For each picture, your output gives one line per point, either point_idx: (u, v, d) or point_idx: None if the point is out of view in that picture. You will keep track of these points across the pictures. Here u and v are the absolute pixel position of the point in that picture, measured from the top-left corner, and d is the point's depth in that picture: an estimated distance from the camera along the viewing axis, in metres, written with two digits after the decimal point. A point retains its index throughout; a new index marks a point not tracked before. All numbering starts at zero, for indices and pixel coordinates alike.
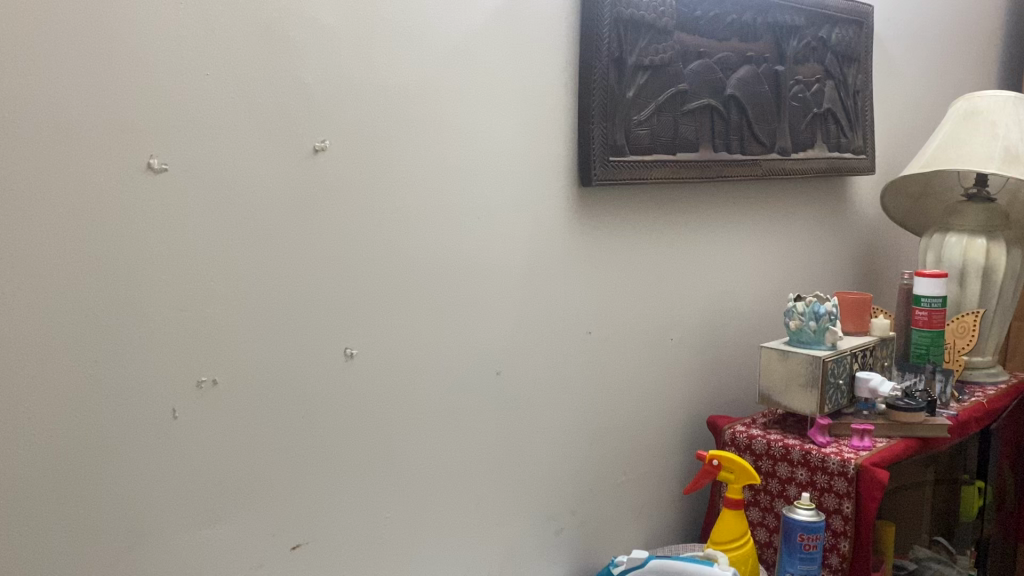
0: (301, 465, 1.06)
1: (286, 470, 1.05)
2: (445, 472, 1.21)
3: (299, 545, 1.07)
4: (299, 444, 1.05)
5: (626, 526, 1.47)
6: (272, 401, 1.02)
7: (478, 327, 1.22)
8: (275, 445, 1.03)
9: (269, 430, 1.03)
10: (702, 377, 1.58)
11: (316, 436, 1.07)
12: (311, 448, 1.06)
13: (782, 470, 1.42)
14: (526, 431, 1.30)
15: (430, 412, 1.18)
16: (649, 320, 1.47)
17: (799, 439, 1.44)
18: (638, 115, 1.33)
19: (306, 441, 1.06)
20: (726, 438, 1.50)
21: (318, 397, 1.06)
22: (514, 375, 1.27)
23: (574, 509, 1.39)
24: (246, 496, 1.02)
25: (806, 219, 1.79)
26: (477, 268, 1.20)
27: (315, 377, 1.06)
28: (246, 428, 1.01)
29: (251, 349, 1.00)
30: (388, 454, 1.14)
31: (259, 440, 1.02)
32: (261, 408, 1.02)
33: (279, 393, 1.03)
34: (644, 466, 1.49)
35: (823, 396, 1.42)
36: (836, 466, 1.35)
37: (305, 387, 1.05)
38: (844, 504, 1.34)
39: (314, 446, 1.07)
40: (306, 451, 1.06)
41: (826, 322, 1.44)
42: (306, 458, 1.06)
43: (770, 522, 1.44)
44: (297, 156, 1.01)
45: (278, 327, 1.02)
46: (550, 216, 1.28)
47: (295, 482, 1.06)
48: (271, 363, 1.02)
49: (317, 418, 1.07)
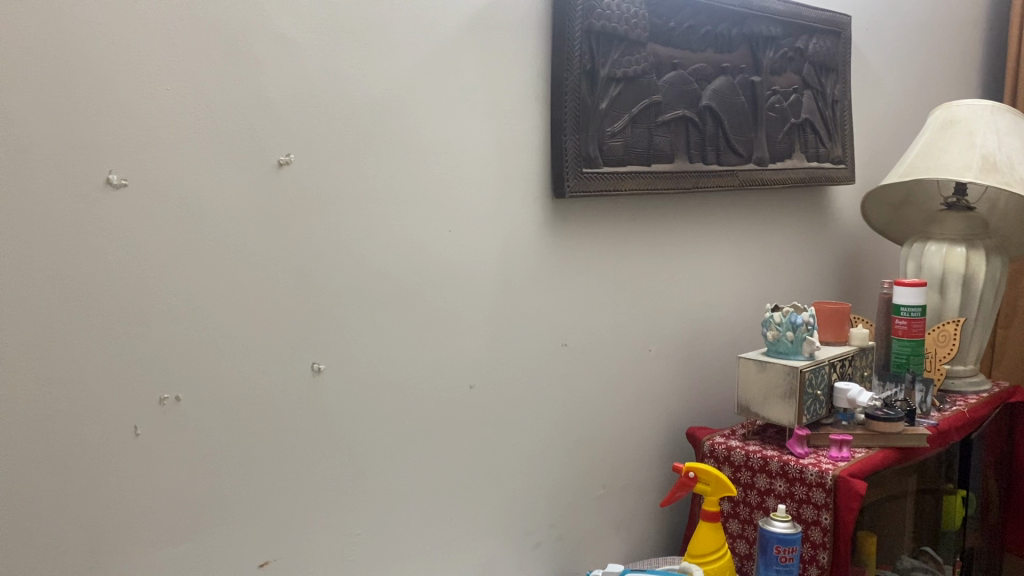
0: (270, 481, 1.05)
1: (254, 487, 1.04)
2: (419, 487, 1.20)
3: (268, 563, 1.06)
4: (268, 460, 1.05)
5: (604, 539, 1.47)
6: (239, 417, 1.02)
7: (451, 340, 1.21)
8: (242, 461, 1.03)
9: (236, 447, 1.02)
10: (682, 388, 1.58)
11: (285, 451, 1.06)
12: (281, 464, 1.06)
13: (761, 481, 1.42)
14: (500, 446, 1.30)
15: (403, 426, 1.17)
16: (625, 332, 1.46)
17: (777, 450, 1.43)
18: (611, 126, 1.33)
19: (275, 456, 1.05)
20: (706, 450, 1.49)
21: (287, 413, 1.06)
22: (489, 388, 1.27)
23: (552, 522, 1.38)
24: (214, 514, 1.01)
25: (785, 229, 1.79)
26: (449, 281, 1.20)
27: (284, 392, 1.05)
28: (211, 445, 1.00)
29: (216, 364, 0.99)
30: (360, 469, 1.13)
31: (226, 457, 1.01)
32: (227, 424, 1.01)
33: (246, 409, 1.02)
34: (623, 479, 1.49)
35: (801, 406, 1.41)
36: (814, 477, 1.34)
37: (273, 402, 1.05)
38: (822, 515, 1.33)
39: (283, 462, 1.06)
40: (275, 467, 1.05)
41: (803, 332, 1.43)
42: (275, 474, 1.06)
43: (750, 534, 1.43)
44: (262, 170, 1.01)
45: (244, 341, 1.01)
46: (523, 228, 1.28)
47: (263, 500, 1.05)
48: (238, 377, 1.01)
49: (286, 433, 1.06)
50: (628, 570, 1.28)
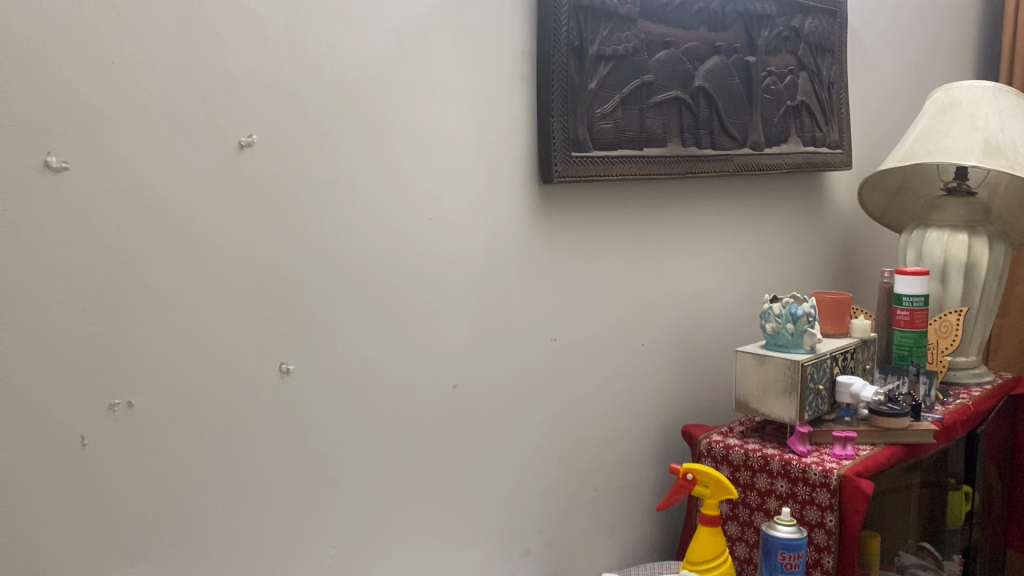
0: (236, 492, 0.97)
1: (218, 500, 0.96)
2: (399, 495, 1.12)
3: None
4: (233, 469, 0.96)
5: (597, 544, 1.39)
6: (200, 423, 0.93)
7: (431, 337, 1.13)
8: (204, 471, 0.94)
9: (197, 456, 0.93)
10: (676, 384, 1.51)
11: (252, 458, 0.98)
12: (248, 473, 0.98)
13: (761, 481, 1.34)
14: (487, 448, 1.22)
15: (381, 429, 1.09)
16: (617, 326, 1.39)
17: (778, 448, 1.36)
18: (601, 107, 1.25)
19: (240, 465, 0.97)
20: (702, 449, 1.42)
21: (253, 416, 0.98)
22: (473, 387, 1.19)
23: (542, 528, 1.30)
24: (173, 529, 0.92)
25: (781, 216, 1.72)
26: (429, 273, 1.12)
27: (250, 393, 0.97)
28: (168, 454, 0.91)
29: (173, 366, 0.91)
30: (333, 477, 1.05)
31: (185, 468, 0.93)
32: (186, 432, 0.92)
33: (207, 414, 0.94)
34: (616, 481, 1.42)
35: (802, 402, 1.34)
36: (818, 477, 1.28)
37: (238, 405, 0.96)
38: (827, 517, 1.27)
39: (250, 471, 0.98)
40: (241, 476, 0.97)
41: (804, 324, 1.36)
42: (240, 484, 0.97)
43: (750, 537, 1.36)
44: (222, 152, 0.92)
45: (204, 341, 0.93)
46: (508, 214, 1.20)
47: (228, 512, 0.96)
48: (198, 379, 0.93)
49: (252, 439, 0.98)
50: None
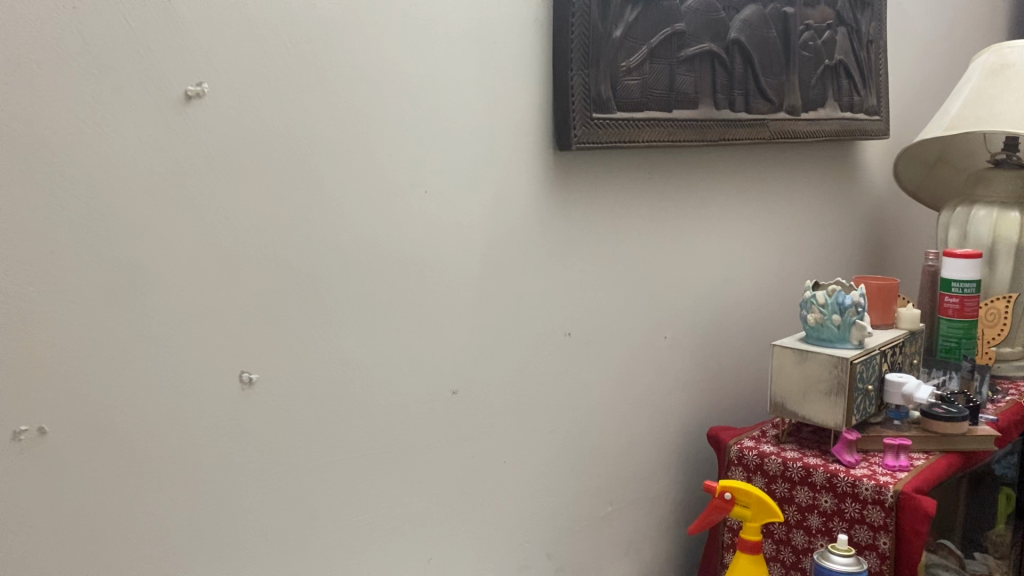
0: (187, 528, 0.79)
1: (161, 540, 0.77)
2: (390, 524, 0.94)
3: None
4: (183, 501, 0.78)
5: (612, 564, 1.23)
6: (136, 447, 0.75)
7: (426, 335, 0.95)
8: (145, 506, 0.76)
9: (138, 487, 0.76)
10: (700, 382, 1.34)
11: (206, 487, 0.80)
12: (202, 506, 0.80)
13: (802, 495, 1.18)
14: (491, 463, 1.04)
15: (368, 446, 0.91)
16: (637, 317, 1.21)
17: (821, 457, 1.19)
18: (626, 61, 1.06)
19: (191, 496, 0.79)
20: (732, 456, 1.25)
21: (209, 436, 0.79)
22: (476, 391, 1.01)
23: (552, 551, 1.14)
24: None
25: (814, 191, 1.54)
26: (424, 258, 0.93)
27: (203, 408, 0.79)
28: (98, 487, 0.73)
29: (103, 375, 0.73)
30: (309, 505, 0.87)
31: (120, 504, 0.75)
32: (118, 460, 0.74)
33: (149, 434, 0.76)
34: (633, 493, 1.25)
35: (850, 405, 1.17)
36: (870, 493, 1.11)
37: (188, 423, 0.78)
38: (880, 539, 1.10)
39: (203, 502, 0.80)
40: (192, 509, 0.79)
41: (852, 315, 1.19)
42: (193, 519, 0.79)
43: (787, 557, 1.20)
44: (158, 105, 0.74)
45: (143, 345, 0.75)
46: (517, 188, 1.01)
47: (177, 552, 0.79)
48: (137, 392, 0.75)
49: (209, 463, 0.80)
50: None
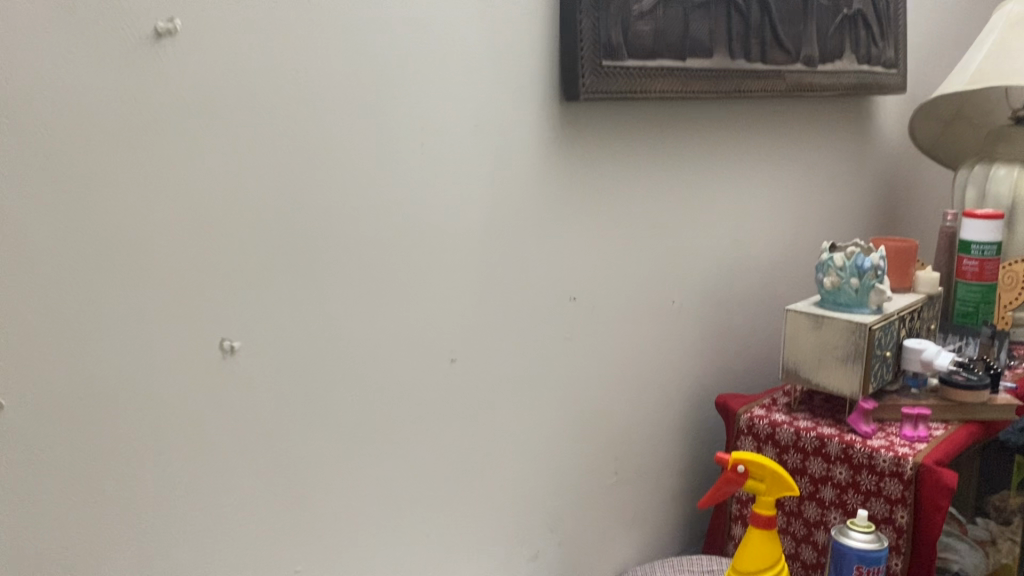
0: (168, 509, 0.73)
1: (132, 517, 0.71)
2: (385, 499, 0.89)
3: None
4: (163, 480, 0.73)
5: (614, 535, 1.19)
6: (104, 420, 0.69)
7: (423, 299, 0.89)
8: (120, 487, 0.70)
9: (111, 466, 0.70)
10: (708, 348, 1.28)
11: (188, 465, 0.74)
12: (180, 482, 0.74)
13: (815, 467, 1.13)
14: (492, 434, 0.99)
15: (361, 418, 0.86)
16: (645, 280, 1.15)
17: (835, 426, 1.14)
18: (639, 4, 0.98)
19: (171, 474, 0.73)
20: (741, 425, 1.20)
21: (189, 411, 0.74)
22: (476, 359, 0.95)
23: (555, 524, 1.09)
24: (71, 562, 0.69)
25: (828, 149, 1.47)
26: (420, 216, 0.87)
27: (182, 380, 0.73)
28: (69, 467, 0.68)
29: (70, 345, 0.67)
30: (295, 478, 0.82)
31: (93, 486, 0.69)
32: (84, 433, 0.68)
33: (123, 408, 0.70)
34: (638, 463, 1.20)
35: (867, 373, 1.11)
36: (888, 465, 1.06)
37: (165, 396, 0.72)
38: (897, 513, 1.05)
39: (185, 481, 0.74)
40: (173, 488, 0.73)
41: (871, 279, 1.13)
42: (174, 500, 0.74)
43: (798, 530, 1.15)
44: (124, 44, 0.66)
45: (115, 313, 0.68)
46: (520, 142, 0.94)
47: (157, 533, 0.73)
48: (109, 363, 0.69)
49: (189, 439, 0.74)
50: None
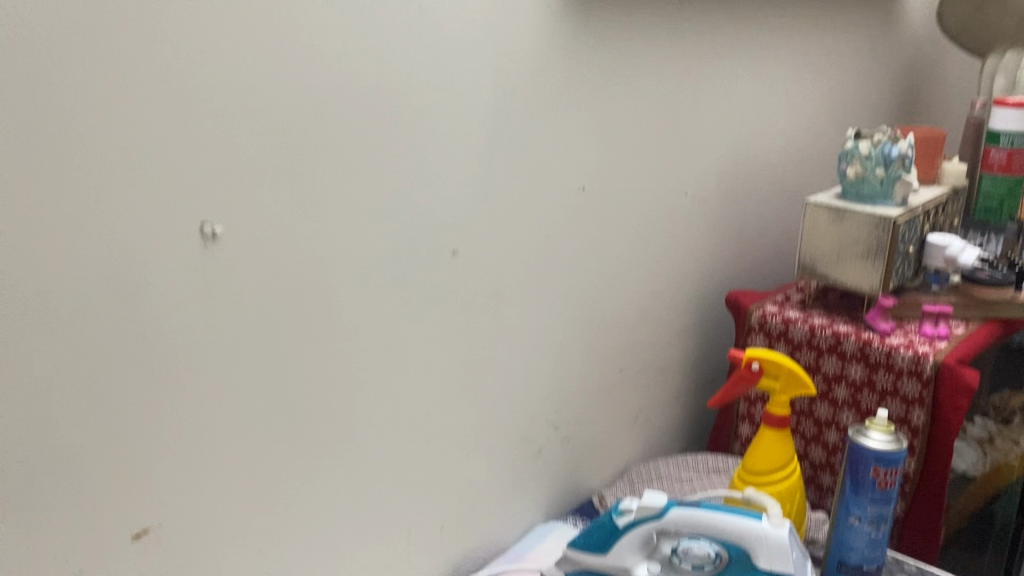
0: (165, 417, 0.66)
1: (119, 429, 0.63)
2: (388, 398, 0.84)
3: (146, 532, 0.66)
4: (157, 388, 0.65)
5: (615, 433, 1.16)
6: (81, 323, 0.60)
7: (426, 186, 0.82)
8: (102, 396, 0.62)
9: (101, 374, 0.61)
10: (719, 243, 1.22)
11: (185, 369, 0.66)
12: (169, 390, 0.65)
13: (828, 365, 1.09)
14: (496, 331, 0.94)
15: (365, 314, 0.79)
16: (658, 170, 1.08)
17: (852, 324, 1.09)
18: None
19: (167, 379, 0.65)
20: (753, 323, 1.15)
21: (185, 309, 0.65)
22: (479, 251, 0.89)
23: (558, 423, 1.07)
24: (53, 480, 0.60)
25: (851, 32, 1.38)
26: (422, 93, 0.79)
27: (173, 276, 0.64)
28: (47, 379, 0.59)
29: (43, 237, 0.57)
30: (297, 381, 0.75)
31: (73, 395, 0.60)
32: (59, 337, 0.59)
33: (110, 314, 0.61)
34: (643, 361, 1.16)
35: (889, 269, 1.06)
36: (906, 363, 1.02)
37: (156, 296, 0.63)
38: (913, 413, 1.02)
39: (181, 387, 0.66)
40: (170, 395, 0.65)
41: (898, 169, 1.06)
42: (172, 408, 0.66)
43: (807, 430, 1.12)
44: None
45: (87, 201, 0.58)
46: (529, 14, 0.86)
47: (153, 444, 0.65)
48: (88, 263, 0.59)
49: (185, 342, 0.66)
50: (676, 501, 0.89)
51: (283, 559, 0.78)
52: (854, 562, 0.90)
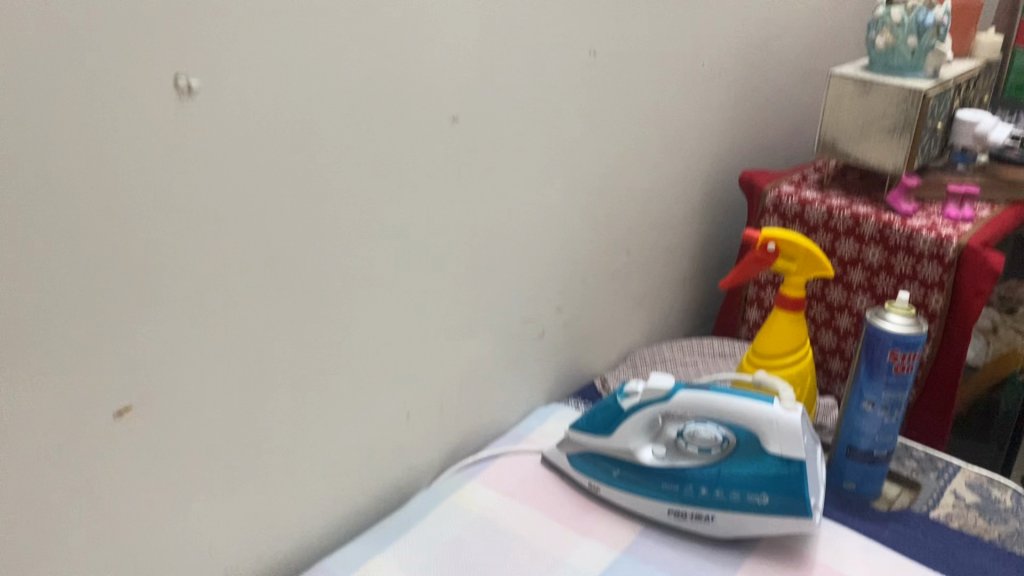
0: (149, 290, 0.61)
1: (94, 304, 0.58)
2: (384, 275, 0.80)
3: (129, 410, 0.62)
4: (133, 260, 0.59)
5: (620, 316, 1.13)
6: (45, 189, 0.53)
7: (424, 45, 0.75)
8: (72, 269, 0.56)
9: (72, 243, 0.55)
10: (734, 119, 1.16)
11: (168, 240, 0.61)
12: (148, 264, 0.60)
13: (845, 248, 1.04)
14: (498, 207, 0.89)
15: (360, 188, 0.74)
16: (674, 37, 1.00)
17: (872, 205, 1.04)
18: None
19: (148, 249, 0.60)
20: (768, 204, 1.09)
21: (166, 174, 0.59)
22: (481, 120, 0.83)
23: (561, 305, 1.03)
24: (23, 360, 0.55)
25: None
26: None
27: (151, 134, 0.57)
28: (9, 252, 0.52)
29: (3, 86, 0.50)
30: (286, 256, 0.70)
31: (39, 270, 0.54)
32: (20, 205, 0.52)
33: (79, 179, 0.55)
34: (650, 243, 1.12)
35: (916, 146, 1.00)
36: (928, 246, 0.97)
37: (127, 159, 0.57)
38: (932, 297, 0.98)
39: (165, 259, 0.61)
40: (152, 265, 0.60)
41: (931, 38, 0.99)
42: (155, 280, 0.61)
43: (819, 316, 1.09)
44: None
45: (43, 49, 0.51)
46: None
47: (138, 319, 0.61)
48: (49, 121, 0.52)
49: (167, 210, 0.60)
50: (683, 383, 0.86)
51: (278, 441, 0.76)
52: (864, 447, 0.88)
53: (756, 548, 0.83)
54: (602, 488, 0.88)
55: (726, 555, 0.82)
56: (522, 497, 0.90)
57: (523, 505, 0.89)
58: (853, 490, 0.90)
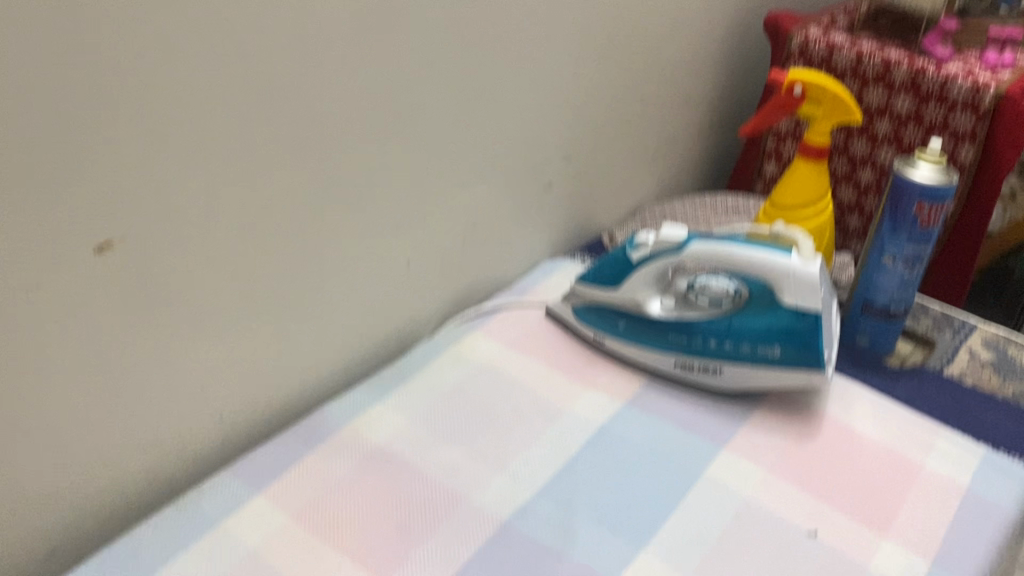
0: (125, 119, 0.56)
1: (66, 132, 0.53)
2: (382, 115, 0.74)
3: (110, 246, 0.59)
4: (104, 84, 0.54)
5: (627, 168, 1.08)
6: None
7: None
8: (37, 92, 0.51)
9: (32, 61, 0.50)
10: None
11: (145, 68, 0.55)
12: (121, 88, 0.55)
13: (873, 97, 0.98)
14: (504, 45, 0.82)
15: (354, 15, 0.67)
16: None
17: (905, 50, 0.97)
18: None
19: (122, 72, 0.54)
20: (793, 49, 1.02)
21: None
22: None
23: (568, 154, 0.98)
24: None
25: None
26: None
27: None
28: None
29: None
30: (275, 88, 0.64)
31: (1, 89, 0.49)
32: None
33: None
34: (659, 89, 1.06)
35: None
36: (962, 95, 0.91)
37: None
38: (962, 150, 0.93)
39: (143, 88, 0.56)
40: (128, 91, 0.55)
41: None
42: (132, 108, 0.56)
43: (839, 170, 1.04)
44: None
45: None
46: None
47: (115, 150, 0.56)
48: None
49: (141, 33, 0.54)
50: (697, 233, 0.82)
51: (271, 286, 0.73)
52: (881, 303, 0.85)
53: (763, 402, 0.81)
54: (608, 341, 0.86)
55: (732, 409, 0.80)
56: (525, 348, 0.88)
57: (526, 356, 0.87)
58: (865, 346, 0.88)
